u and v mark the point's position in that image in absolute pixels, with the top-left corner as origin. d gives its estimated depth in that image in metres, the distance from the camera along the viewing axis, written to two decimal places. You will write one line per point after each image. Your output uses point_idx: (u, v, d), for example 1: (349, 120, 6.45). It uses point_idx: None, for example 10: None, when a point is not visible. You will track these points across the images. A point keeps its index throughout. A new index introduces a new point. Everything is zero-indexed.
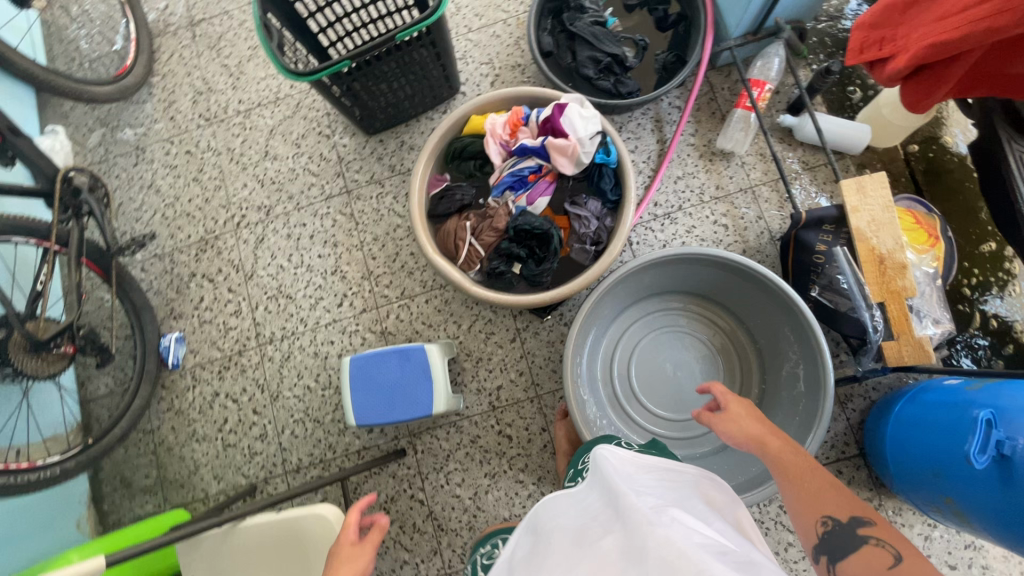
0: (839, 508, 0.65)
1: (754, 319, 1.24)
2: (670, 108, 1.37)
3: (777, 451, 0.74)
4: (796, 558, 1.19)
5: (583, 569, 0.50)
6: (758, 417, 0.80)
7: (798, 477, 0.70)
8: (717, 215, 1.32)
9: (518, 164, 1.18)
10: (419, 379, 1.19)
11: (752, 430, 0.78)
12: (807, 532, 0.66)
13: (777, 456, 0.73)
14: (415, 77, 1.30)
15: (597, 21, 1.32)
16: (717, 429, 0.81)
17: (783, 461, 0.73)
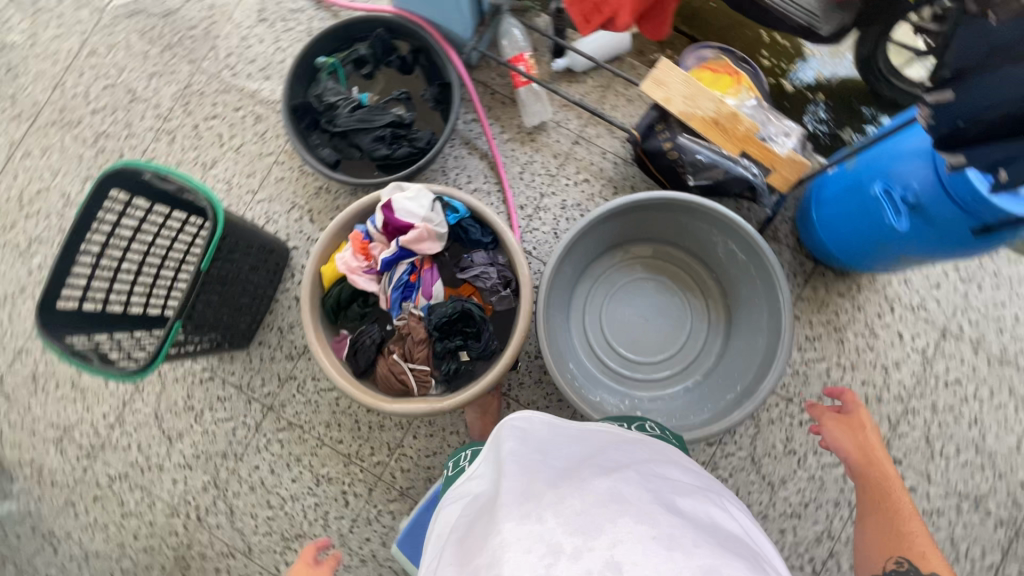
0: (918, 555, 0.79)
1: (668, 230, 1.29)
2: (468, 125, 1.38)
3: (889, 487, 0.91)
4: (841, 375, 1.28)
5: (574, 514, 0.51)
6: (874, 441, 0.99)
7: (899, 511, 0.88)
8: (573, 178, 1.36)
9: (393, 275, 1.15)
10: None
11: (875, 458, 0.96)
12: (875, 560, 0.83)
13: (881, 491, 0.92)
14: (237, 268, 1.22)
15: (353, 105, 1.30)
16: (825, 430, 1.03)
17: (885, 494, 0.91)
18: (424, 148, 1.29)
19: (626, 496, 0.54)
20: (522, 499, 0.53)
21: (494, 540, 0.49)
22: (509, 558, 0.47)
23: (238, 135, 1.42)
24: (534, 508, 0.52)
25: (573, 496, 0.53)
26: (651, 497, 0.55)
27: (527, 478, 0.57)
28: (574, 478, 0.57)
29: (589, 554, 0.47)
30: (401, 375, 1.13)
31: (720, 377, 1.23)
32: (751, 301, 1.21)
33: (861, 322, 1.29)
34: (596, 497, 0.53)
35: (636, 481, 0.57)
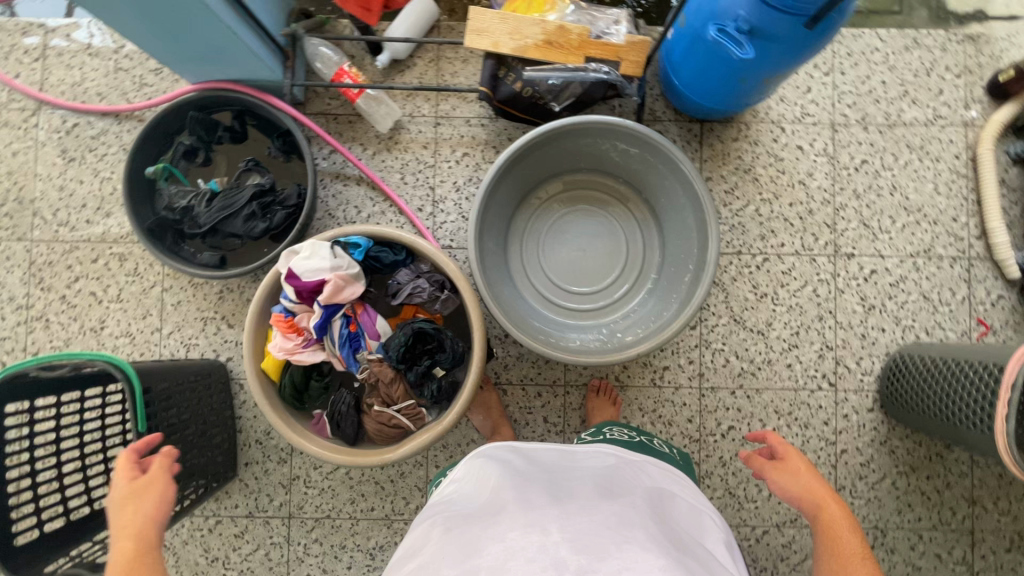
0: None
1: (561, 161, 1.28)
2: (329, 159, 1.33)
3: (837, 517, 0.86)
4: (770, 208, 1.33)
5: (587, 529, 0.63)
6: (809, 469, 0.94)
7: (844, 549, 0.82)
8: (453, 158, 1.34)
9: (332, 336, 1.10)
10: None
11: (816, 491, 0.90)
12: None
13: (833, 525, 0.85)
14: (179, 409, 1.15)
15: (205, 198, 1.22)
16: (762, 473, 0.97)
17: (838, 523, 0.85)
18: (298, 203, 1.24)
19: (632, 524, 0.65)
20: (529, 514, 0.65)
21: (501, 547, 0.61)
22: (515, 560, 0.59)
23: (111, 283, 1.32)
24: (540, 523, 0.64)
25: (579, 517, 0.65)
26: (656, 531, 0.66)
27: (534, 497, 0.69)
28: (576, 502, 0.69)
29: (593, 567, 0.57)
30: (392, 420, 1.10)
31: (671, 265, 1.25)
32: (663, 184, 1.23)
33: (763, 154, 1.34)
34: (607, 520, 0.65)
35: (642, 510, 0.69)
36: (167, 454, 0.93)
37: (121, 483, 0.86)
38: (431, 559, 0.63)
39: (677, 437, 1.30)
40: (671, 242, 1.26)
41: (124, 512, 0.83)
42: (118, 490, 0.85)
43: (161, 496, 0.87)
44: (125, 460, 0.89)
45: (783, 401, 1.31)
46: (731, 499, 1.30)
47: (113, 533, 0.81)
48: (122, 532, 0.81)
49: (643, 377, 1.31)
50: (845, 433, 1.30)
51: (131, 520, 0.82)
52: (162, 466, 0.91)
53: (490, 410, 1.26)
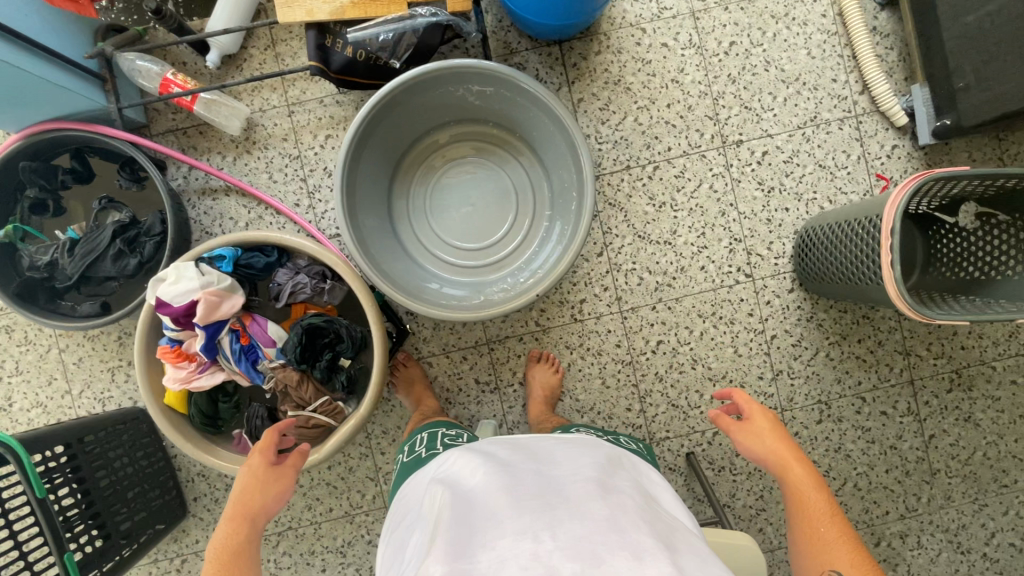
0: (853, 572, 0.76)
1: (424, 121, 1.23)
2: (189, 176, 1.27)
3: (802, 472, 0.89)
4: (649, 116, 1.28)
5: (580, 532, 0.62)
6: (778, 428, 0.96)
7: (809, 503, 0.86)
8: (317, 143, 1.28)
9: (226, 353, 1.07)
10: None
11: (781, 449, 0.94)
12: None
13: (801, 485, 0.88)
14: (99, 464, 1.12)
15: (66, 249, 1.16)
16: (738, 434, 0.98)
17: (804, 482, 0.88)
18: (163, 230, 1.18)
19: (623, 529, 0.63)
20: (521, 519, 0.64)
21: (491, 552, 0.60)
22: (507, 568, 0.58)
23: (6, 357, 1.27)
24: (531, 530, 0.62)
25: (572, 520, 0.63)
26: (649, 532, 0.64)
27: (524, 498, 0.67)
28: (567, 500, 0.67)
29: None
30: (309, 421, 1.08)
31: (560, 198, 1.22)
32: (529, 117, 1.19)
33: (629, 60, 1.28)
34: (600, 521, 0.63)
35: (631, 507, 0.68)
36: (301, 453, 0.97)
37: (254, 458, 0.93)
38: (423, 556, 0.61)
39: (610, 364, 1.29)
40: (554, 173, 1.22)
41: (244, 489, 0.88)
42: (249, 464, 0.92)
43: (265, 480, 0.90)
44: (269, 439, 0.96)
45: (704, 304, 1.30)
46: (676, 410, 1.30)
47: (227, 505, 0.86)
48: (232, 508, 0.86)
49: (563, 316, 1.29)
50: (772, 319, 1.30)
51: (244, 500, 0.87)
52: (294, 463, 0.95)
53: (414, 385, 1.24)
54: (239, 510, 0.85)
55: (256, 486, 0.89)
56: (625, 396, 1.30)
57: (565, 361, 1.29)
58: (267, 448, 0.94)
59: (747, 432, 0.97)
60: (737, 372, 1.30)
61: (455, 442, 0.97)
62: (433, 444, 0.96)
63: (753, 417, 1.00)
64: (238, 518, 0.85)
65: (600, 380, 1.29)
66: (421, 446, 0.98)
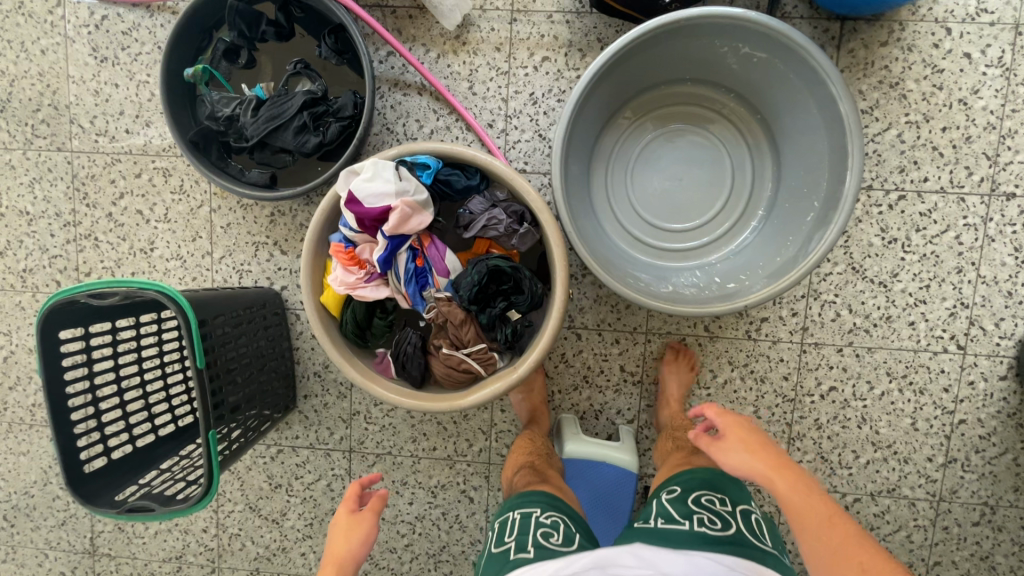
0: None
1: (662, 69, 1.05)
2: (386, 63, 1.15)
3: (786, 487, 0.81)
4: (917, 135, 1.08)
5: None
6: (756, 442, 0.87)
7: (812, 515, 0.77)
8: (530, 63, 1.13)
9: (398, 271, 0.98)
10: (597, 467, 1.11)
11: (764, 460, 0.85)
12: None
13: (795, 499, 0.80)
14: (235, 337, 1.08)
15: (251, 108, 1.07)
16: (720, 454, 0.88)
17: (799, 496, 0.80)
18: (353, 115, 1.08)
19: None
20: None
21: None
22: None
23: (157, 202, 1.22)
24: None
25: None
26: None
27: None
28: None
29: None
30: (461, 366, 1.00)
31: (785, 204, 1.06)
32: (791, 102, 1.00)
33: (918, 63, 1.07)
34: None
35: None
36: (377, 500, 0.96)
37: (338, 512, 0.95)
38: None
39: (769, 395, 1.17)
40: (792, 172, 1.05)
41: (332, 538, 0.92)
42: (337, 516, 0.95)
43: (352, 529, 0.92)
44: (354, 495, 0.98)
45: (898, 363, 1.14)
46: (822, 464, 1.18)
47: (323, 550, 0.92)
48: (325, 556, 0.90)
49: (736, 329, 1.16)
50: (967, 402, 1.14)
51: (333, 548, 0.91)
52: (371, 508, 0.95)
53: (533, 392, 1.16)
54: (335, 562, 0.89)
55: (347, 535, 0.91)
56: (773, 432, 1.18)
57: (722, 377, 1.17)
58: (348, 500, 0.97)
59: (721, 441, 0.89)
60: (905, 445, 1.16)
61: (547, 544, 0.79)
62: (524, 539, 0.80)
63: (728, 431, 0.90)
64: (330, 564, 0.89)
65: (752, 408, 1.17)
66: (511, 535, 0.83)
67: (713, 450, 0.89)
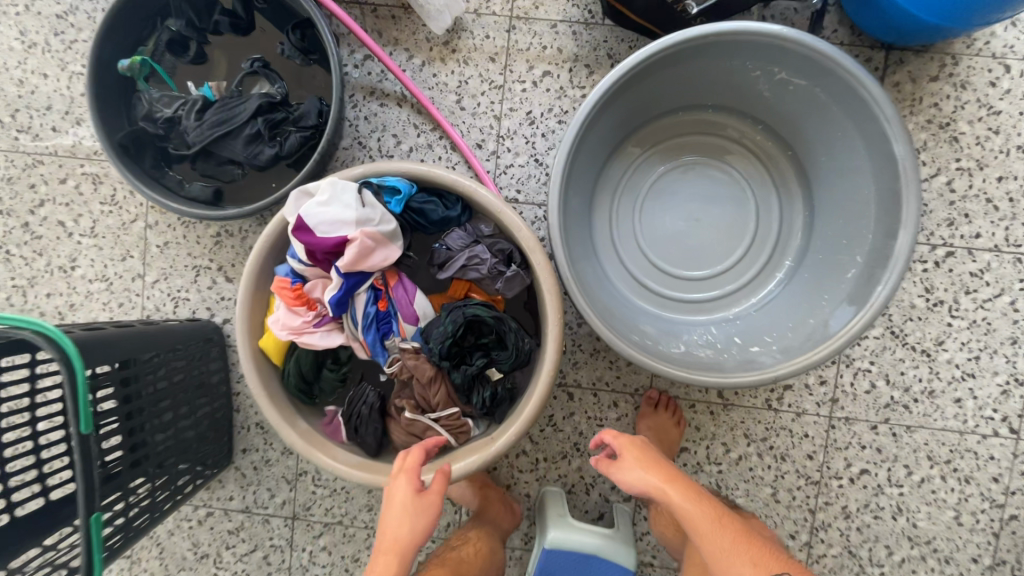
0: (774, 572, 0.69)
1: (683, 92, 0.90)
2: (362, 68, 0.99)
3: (682, 503, 0.71)
4: (969, 184, 0.94)
5: None
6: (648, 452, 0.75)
7: (706, 527, 0.70)
8: (529, 77, 0.98)
9: (355, 314, 0.81)
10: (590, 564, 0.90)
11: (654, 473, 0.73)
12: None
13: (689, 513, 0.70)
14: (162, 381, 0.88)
15: (195, 109, 0.90)
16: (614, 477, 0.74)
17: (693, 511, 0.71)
18: (317, 125, 0.91)
19: None
20: None
21: None
22: None
23: (83, 212, 1.03)
24: None
25: None
26: None
27: None
28: None
29: None
30: (427, 434, 0.82)
31: (819, 255, 0.91)
32: (832, 138, 0.85)
33: (972, 103, 0.93)
34: None
35: None
36: (443, 474, 0.74)
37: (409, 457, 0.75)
38: None
39: (791, 476, 0.99)
40: (828, 217, 0.90)
41: (389, 513, 0.72)
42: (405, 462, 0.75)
43: (411, 518, 0.71)
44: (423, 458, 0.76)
45: (941, 446, 0.97)
46: (850, 560, 1.00)
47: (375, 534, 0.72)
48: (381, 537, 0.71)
49: (754, 397, 0.99)
50: (1020, 496, 0.97)
51: (391, 528, 0.71)
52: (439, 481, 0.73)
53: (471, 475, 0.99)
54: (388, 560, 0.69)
55: (405, 522, 0.71)
56: (794, 520, 1.00)
57: (737, 452, 0.99)
58: (409, 466, 0.74)
59: (625, 465, 0.74)
60: (947, 543, 0.99)
61: None
62: None
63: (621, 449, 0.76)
64: (386, 555, 0.70)
65: (770, 490, 1.00)
66: None
67: (615, 473, 0.74)
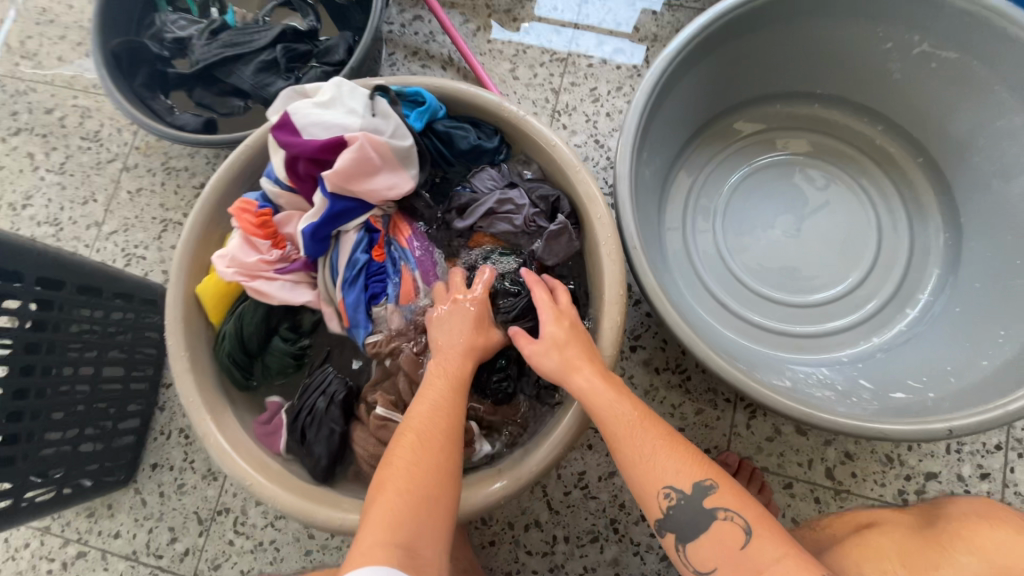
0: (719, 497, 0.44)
1: (790, 72, 0.73)
2: (409, 27, 0.87)
3: (590, 395, 0.48)
4: None
5: None
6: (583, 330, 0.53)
7: (615, 428, 0.47)
8: (598, 54, 0.84)
9: (336, 260, 0.59)
10: None
11: (569, 351, 0.51)
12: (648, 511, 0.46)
13: (599, 407, 0.48)
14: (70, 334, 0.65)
15: (211, 29, 0.78)
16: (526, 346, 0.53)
17: (606, 405, 0.48)
18: (343, 61, 0.76)
19: None
20: None
21: None
22: None
23: (59, 145, 0.89)
24: None
25: None
26: None
27: None
28: None
29: None
30: None
31: (976, 283, 0.66)
32: (993, 131, 0.65)
33: None
34: None
35: None
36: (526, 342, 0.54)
37: (446, 362, 0.51)
38: None
39: None
40: (987, 234, 0.67)
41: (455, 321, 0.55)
42: (433, 370, 0.51)
43: (440, 445, 0.46)
44: (465, 364, 0.52)
45: None
46: None
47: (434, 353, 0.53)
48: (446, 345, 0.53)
49: (879, 488, 0.68)
50: None
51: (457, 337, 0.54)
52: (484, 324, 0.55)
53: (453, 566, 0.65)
54: (399, 520, 0.41)
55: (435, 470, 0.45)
56: None
57: None
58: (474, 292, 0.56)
59: (547, 329, 0.52)
60: None
61: None
62: None
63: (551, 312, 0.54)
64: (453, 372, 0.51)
65: None
66: None
67: (530, 348, 0.52)
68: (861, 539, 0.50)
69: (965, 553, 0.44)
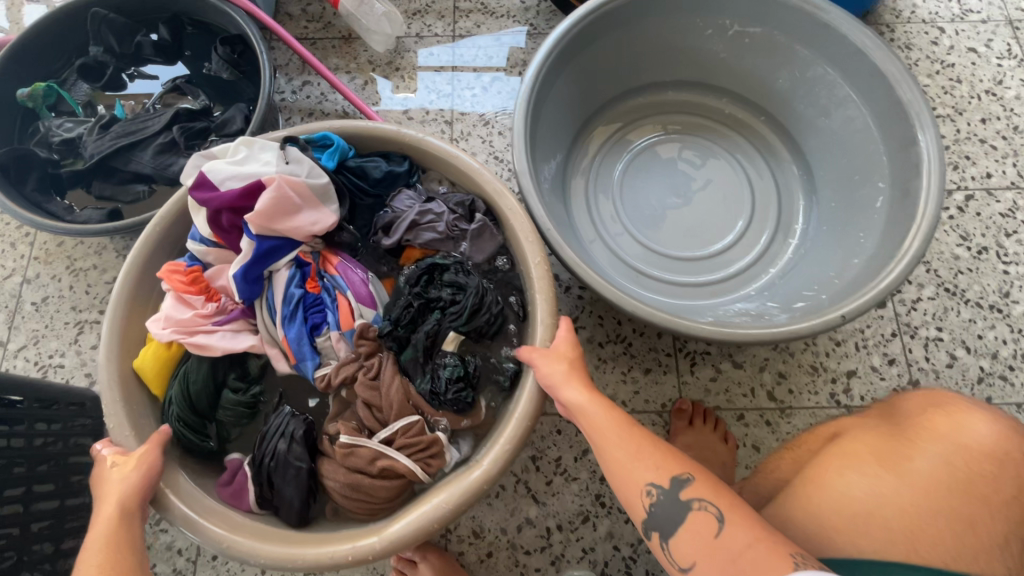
0: (698, 489, 0.45)
1: (639, 69, 0.85)
2: (300, 92, 0.92)
3: (584, 409, 0.50)
4: (953, 130, 0.89)
5: None
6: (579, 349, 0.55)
7: (604, 437, 0.48)
8: (478, 85, 0.93)
9: (274, 299, 0.61)
10: None
11: (569, 371, 0.53)
12: (630, 506, 0.47)
13: (588, 418, 0.50)
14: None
15: (100, 124, 0.79)
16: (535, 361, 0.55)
17: (599, 417, 0.49)
18: (242, 129, 0.79)
19: None
20: None
21: None
22: None
23: None
24: None
25: None
26: None
27: None
28: None
29: None
30: (377, 466, 0.55)
31: (832, 203, 0.79)
32: (805, 81, 0.79)
33: (924, 60, 0.93)
34: None
35: None
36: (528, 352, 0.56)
37: (104, 515, 0.47)
38: None
39: None
40: (828, 163, 0.80)
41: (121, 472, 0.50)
42: (90, 540, 0.45)
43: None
44: (129, 511, 0.48)
45: None
46: None
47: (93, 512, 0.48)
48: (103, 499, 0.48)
49: (815, 396, 0.76)
50: None
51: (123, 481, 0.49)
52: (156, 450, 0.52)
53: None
54: None
55: None
56: None
57: None
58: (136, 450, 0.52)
59: (555, 345, 0.56)
60: None
61: None
62: None
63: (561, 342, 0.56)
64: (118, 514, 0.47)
65: None
66: None
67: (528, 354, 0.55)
68: (833, 450, 0.51)
69: (930, 441, 0.47)
